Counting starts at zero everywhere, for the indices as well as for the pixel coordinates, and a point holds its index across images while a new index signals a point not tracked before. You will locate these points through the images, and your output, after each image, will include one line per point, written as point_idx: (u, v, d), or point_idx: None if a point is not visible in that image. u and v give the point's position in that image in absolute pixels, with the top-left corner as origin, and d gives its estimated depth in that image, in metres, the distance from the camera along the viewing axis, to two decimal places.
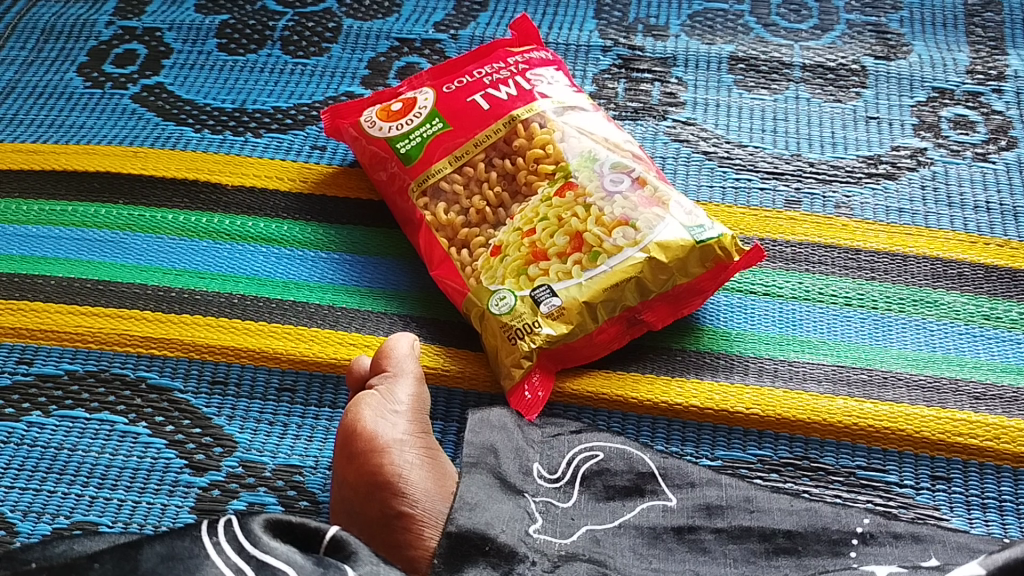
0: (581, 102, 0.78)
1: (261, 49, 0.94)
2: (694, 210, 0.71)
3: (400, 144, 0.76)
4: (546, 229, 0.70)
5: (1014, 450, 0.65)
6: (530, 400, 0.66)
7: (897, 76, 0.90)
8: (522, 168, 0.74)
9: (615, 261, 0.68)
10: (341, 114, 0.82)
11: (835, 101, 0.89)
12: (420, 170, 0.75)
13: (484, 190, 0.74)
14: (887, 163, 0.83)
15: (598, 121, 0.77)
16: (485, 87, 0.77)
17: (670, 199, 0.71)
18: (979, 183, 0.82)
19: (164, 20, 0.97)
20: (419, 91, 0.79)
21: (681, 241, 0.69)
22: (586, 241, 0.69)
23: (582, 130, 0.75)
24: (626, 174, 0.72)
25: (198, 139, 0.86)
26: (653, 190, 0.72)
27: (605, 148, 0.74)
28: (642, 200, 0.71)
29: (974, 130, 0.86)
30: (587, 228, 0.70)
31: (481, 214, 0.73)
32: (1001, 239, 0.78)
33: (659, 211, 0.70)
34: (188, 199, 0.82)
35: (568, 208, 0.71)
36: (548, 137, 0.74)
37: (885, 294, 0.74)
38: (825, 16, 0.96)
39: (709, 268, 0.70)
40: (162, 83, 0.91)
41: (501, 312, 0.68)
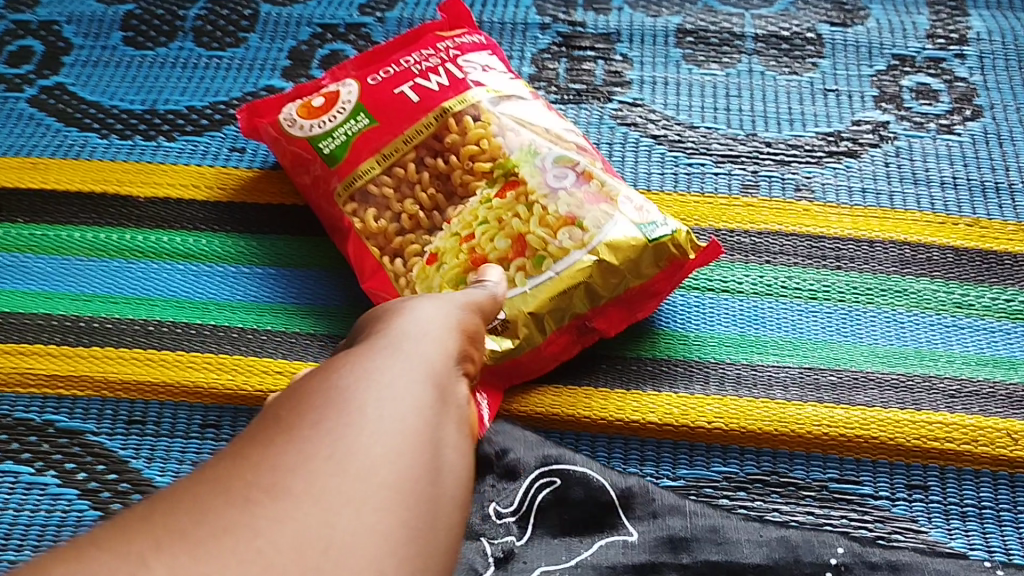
0: (520, 91, 0.72)
1: (171, 41, 0.87)
2: (644, 205, 0.66)
3: (323, 144, 0.70)
4: (486, 234, 0.65)
5: (993, 454, 0.61)
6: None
7: (854, 44, 0.85)
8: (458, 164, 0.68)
9: (564, 264, 0.63)
10: (257, 112, 0.74)
11: (791, 73, 0.83)
12: (346, 171, 0.69)
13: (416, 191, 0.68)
14: (848, 139, 0.78)
15: (536, 111, 0.71)
16: (415, 78, 0.71)
17: (618, 195, 0.66)
18: (945, 158, 0.77)
19: (62, 13, 0.89)
20: (342, 84, 0.72)
21: (631, 238, 0.63)
22: (530, 243, 0.64)
23: (520, 123, 0.69)
24: (570, 168, 0.66)
25: (105, 146, 0.79)
26: (599, 184, 0.66)
27: (543, 139, 0.68)
28: (586, 196, 0.65)
29: (937, 100, 0.81)
30: (529, 230, 0.64)
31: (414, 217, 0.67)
32: (971, 219, 0.73)
33: (606, 207, 0.65)
34: (96, 214, 0.75)
35: (508, 209, 0.65)
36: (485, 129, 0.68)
37: (852, 285, 0.69)
38: None
39: (664, 268, 0.65)
40: (63, 83, 0.83)
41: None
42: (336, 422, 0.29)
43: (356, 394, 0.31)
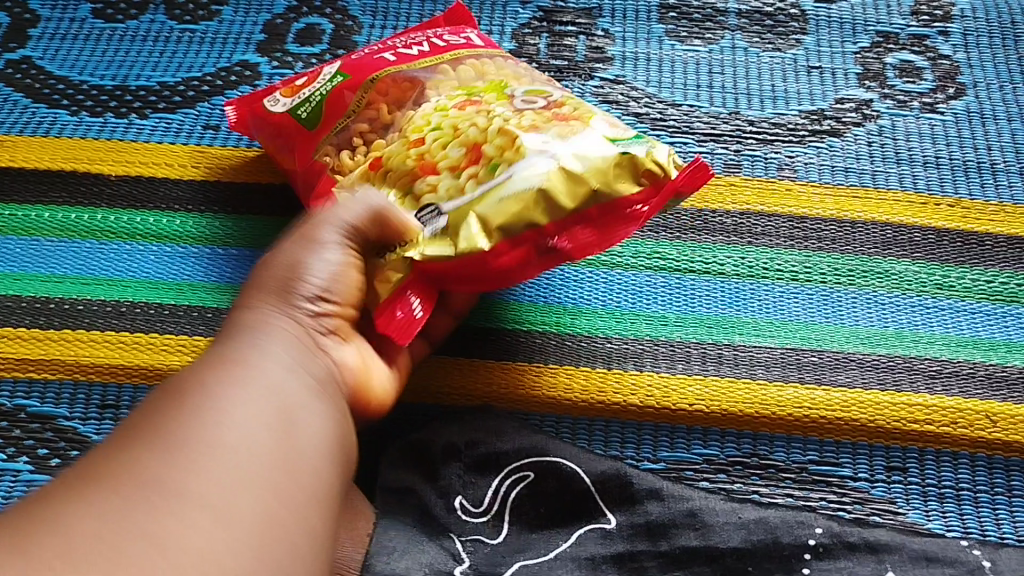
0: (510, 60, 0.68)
1: (142, 14, 0.84)
2: (623, 126, 0.62)
3: (300, 109, 0.68)
4: (440, 149, 0.61)
5: (971, 435, 0.61)
6: (401, 321, 0.57)
7: (839, 20, 0.84)
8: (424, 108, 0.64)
9: (522, 167, 0.58)
10: (242, 115, 0.73)
11: (774, 50, 0.82)
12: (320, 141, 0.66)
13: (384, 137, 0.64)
14: (831, 118, 0.78)
15: (519, 67, 0.67)
16: (397, 51, 0.68)
17: (592, 115, 0.62)
18: (929, 137, 0.76)
19: None
20: (328, 63, 0.70)
21: (605, 149, 0.59)
22: (485, 150, 0.60)
23: (495, 76, 0.66)
24: (540, 96, 0.63)
25: (75, 123, 0.77)
26: (573, 108, 0.62)
27: (518, 79, 0.65)
28: (557, 113, 0.61)
29: (921, 78, 0.80)
30: (486, 138, 0.60)
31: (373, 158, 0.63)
32: (953, 199, 0.73)
33: (578, 122, 0.61)
34: (67, 193, 0.73)
35: (467, 121, 0.62)
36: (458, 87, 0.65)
37: (834, 266, 0.69)
38: None
39: (640, 185, 0.59)
40: (30, 57, 0.81)
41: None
42: (195, 412, 0.42)
43: (204, 399, 0.43)
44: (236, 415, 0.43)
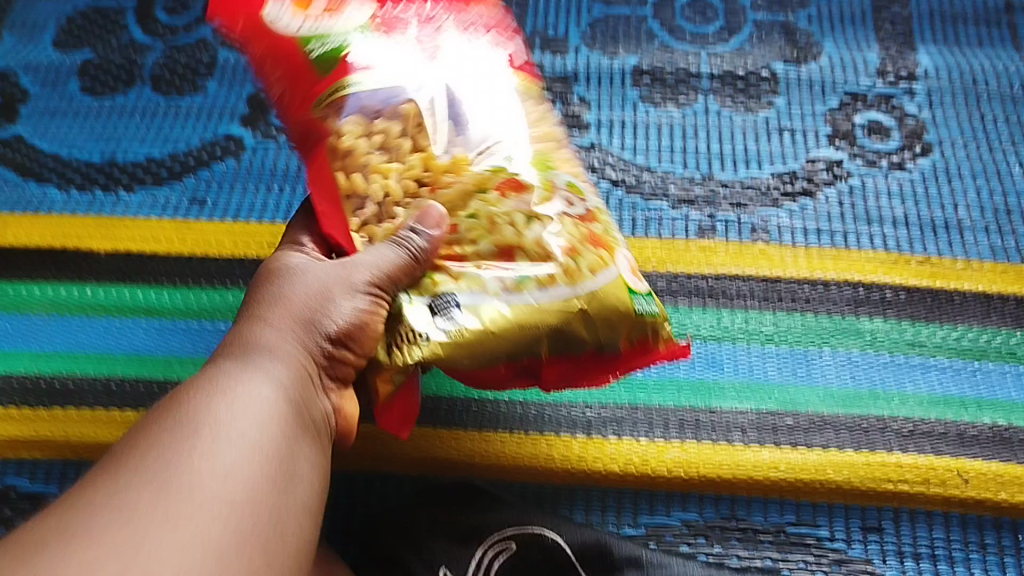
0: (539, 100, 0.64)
1: (129, 89, 0.86)
2: (638, 273, 0.60)
3: (313, 46, 0.59)
4: (473, 233, 0.56)
5: (945, 493, 0.62)
6: (399, 411, 0.58)
7: (808, 82, 0.87)
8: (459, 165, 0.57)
9: (545, 296, 0.54)
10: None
11: (745, 111, 0.85)
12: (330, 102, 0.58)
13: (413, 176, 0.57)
14: (803, 179, 0.80)
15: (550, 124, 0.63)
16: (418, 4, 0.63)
17: (618, 251, 0.59)
18: (898, 195, 0.78)
19: (18, 60, 0.88)
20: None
21: (619, 296, 0.56)
22: (519, 260, 0.55)
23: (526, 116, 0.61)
24: (579, 200, 0.59)
25: (64, 200, 0.79)
26: (603, 232, 0.59)
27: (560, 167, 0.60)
28: (592, 234, 0.57)
29: (889, 137, 0.82)
30: (524, 245, 0.55)
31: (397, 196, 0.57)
32: (922, 256, 0.75)
33: (605, 255, 0.57)
34: (56, 269, 0.75)
35: (505, 212, 0.56)
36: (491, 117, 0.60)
37: (807, 328, 0.71)
38: (733, 16, 0.92)
39: (633, 346, 0.58)
40: (21, 135, 0.83)
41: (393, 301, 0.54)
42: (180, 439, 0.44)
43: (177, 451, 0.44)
44: (238, 427, 0.45)
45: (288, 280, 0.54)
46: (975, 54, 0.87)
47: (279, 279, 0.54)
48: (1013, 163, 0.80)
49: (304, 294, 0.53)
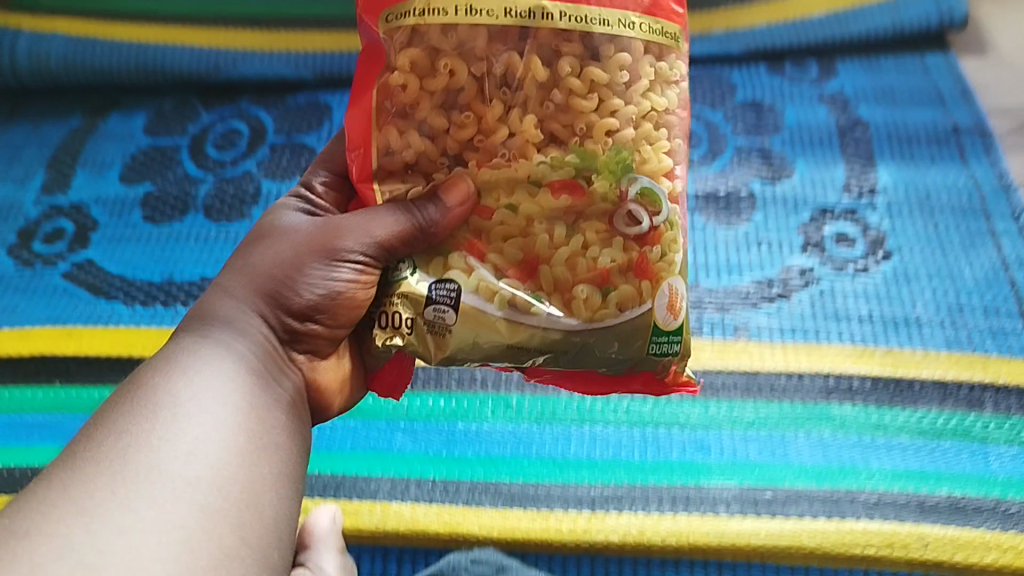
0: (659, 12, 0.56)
1: (185, 217, 0.99)
2: (681, 306, 0.58)
3: None
4: (501, 229, 0.56)
5: (908, 557, 0.71)
6: (395, 374, 0.63)
7: (782, 199, 0.98)
8: (512, 137, 0.55)
9: (550, 320, 0.55)
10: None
11: (727, 226, 0.96)
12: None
13: (457, 120, 0.55)
14: (779, 284, 0.90)
15: (657, 62, 0.56)
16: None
17: (664, 281, 0.57)
18: (863, 296, 0.89)
19: (89, 194, 1.01)
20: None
21: (640, 329, 0.56)
22: (539, 278, 0.56)
23: (626, 53, 0.55)
24: (647, 213, 0.56)
25: (130, 314, 0.90)
26: (658, 261, 0.57)
27: (640, 170, 0.56)
28: (640, 262, 0.56)
29: (855, 245, 0.93)
30: (551, 261, 0.56)
31: (433, 145, 0.56)
32: (885, 349, 0.85)
33: (645, 290, 0.56)
34: (123, 373, 0.86)
35: (549, 220, 0.56)
36: (581, 56, 0.55)
37: (785, 414, 0.80)
38: (715, 143, 1.04)
39: (643, 376, 0.59)
40: (92, 258, 0.95)
41: (399, 270, 0.56)
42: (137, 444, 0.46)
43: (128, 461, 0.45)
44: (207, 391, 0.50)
45: (275, 245, 0.58)
46: (928, 171, 0.99)
47: (268, 243, 0.59)
48: (965, 265, 0.91)
49: (283, 262, 0.57)
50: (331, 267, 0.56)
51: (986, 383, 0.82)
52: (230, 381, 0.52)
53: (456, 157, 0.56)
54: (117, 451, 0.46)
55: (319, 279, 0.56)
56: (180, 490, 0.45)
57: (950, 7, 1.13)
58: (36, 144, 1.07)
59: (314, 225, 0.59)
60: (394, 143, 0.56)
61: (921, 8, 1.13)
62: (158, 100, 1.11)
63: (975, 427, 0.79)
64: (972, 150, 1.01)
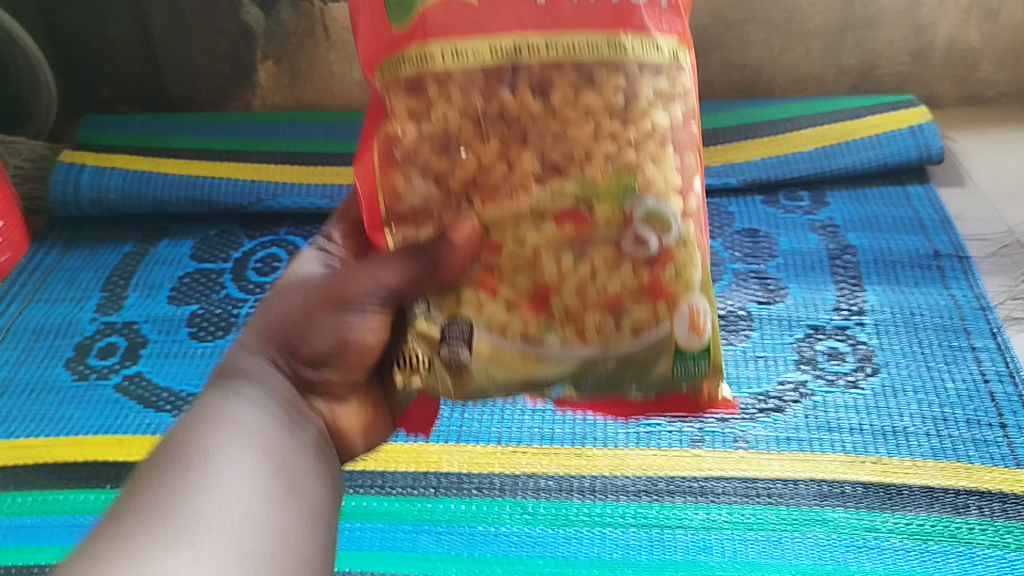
0: (658, 23, 0.51)
1: (227, 333, 1.07)
2: (706, 325, 0.54)
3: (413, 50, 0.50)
4: (511, 263, 0.52)
5: None
6: (418, 417, 0.63)
7: (777, 318, 1.06)
8: (511, 170, 0.51)
9: (564, 352, 0.54)
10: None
11: (727, 343, 1.04)
12: (395, 38, 0.51)
13: (456, 159, 0.51)
14: (775, 397, 0.97)
15: (658, 79, 0.51)
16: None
17: (681, 303, 0.53)
18: (854, 409, 0.96)
19: (140, 313, 1.11)
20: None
21: (660, 352, 0.54)
22: (550, 307, 0.53)
23: (623, 74, 0.50)
24: (656, 234, 0.51)
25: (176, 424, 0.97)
26: (673, 280, 0.53)
27: (645, 189, 0.50)
28: (654, 283, 0.52)
29: (845, 360, 1.01)
30: (561, 290, 0.52)
31: (437, 188, 0.52)
32: (875, 457, 0.91)
33: (662, 312, 0.53)
34: None
35: (556, 248, 0.51)
36: (573, 83, 0.49)
37: (782, 517, 0.86)
38: (714, 267, 1.13)
39: (663, 400, 0.57)
40: (141, 371, 1.04)
41: (415, 313, 0.55)
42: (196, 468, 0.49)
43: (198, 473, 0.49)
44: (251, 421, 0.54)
45: (293, 295, 0.59)
46: (912, 292, 1.07)
47: (288, 293, 0.59)
48: (947, 379, 0.98)
49: (297, 313, 0.57)
50: (342, 314, 0.55)
51: (970, 489, 0.88)
52: (270, 407, 0.56)
53: (461, 195, 0.52)
54: (185, 460, 0.50)
55: (329, 325, 0.56)
56: (227, 491, 0.49)
57: (928, 143, 1.23)
58: (93, 267, 1.17)
59: (331, 273, 0.58)
60: (401, 186, 0.53)
61: (902, 144, 1.24)
62: (205, 228, 1.22)
63: (961, 530, 0.85)
64: (952, 273, 1.09)
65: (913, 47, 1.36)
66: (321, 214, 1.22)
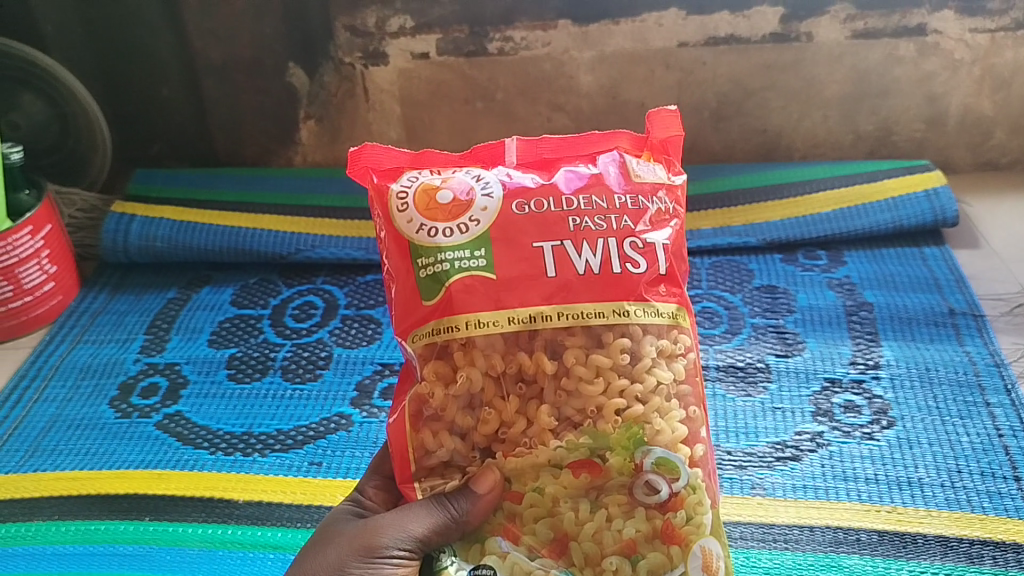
0: (656, 294, 0.64)
1: (264, 376, 1.12)
2: (718, 565, 0.61)
3: (423, 260, 0.63)
4: (532, 510, 0.61)
5: None
6: None
7: (795, 370, 1.09)
8: (530, 425, 0.62)
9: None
10: (367, 159, 0.70)
11: (745, 394, 1.07)
12: (426, 311, 0.63)
13: (481, 417, 0.63)
14: (792, 446, 1.00)
15: (658, 341, 0.63)
16: (600, 185, 0.66)
17: (695, 545, 0.60)
18: (869, 459, 0.98)
19: (182, 355, 1.16)
20: (506, 141, 0.72)
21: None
22: (570, 555, 0.60)
23: (627, 337, 0.63)
24: (666, 481, 0.61)
25: (213, 460, 1.01)
26: (684, 524, 0.61)
27: (653, 441, 0.61)
28: (666, 527, 0.60)
29: (861, 413, 1.03)
30: (579, 537, 0.60)
31: (462, 441, 0.63)
32: (890, 506, 0.93)
33: (676, 553, 0.60)
34: (205, 513, 0.96)
35: (573, 497, 0.61)
36: (585, 346, 0.63)
37: (797, 562, 0.88)
38: (734, 321, 1.17)
39: None
40: (181, 410, 1.08)
41: (440, 563, 0.62)
42: None
43: None
44: None
45: (325, 549, 0.64)
46: (927, 348, 1.10)
47: (321, 548, 0.64)
48: (962, 433, 1.00)
49: (330, 565, 0.62)
50: (374, 562, 0.61)
51: (985, 539, 0.90)
52: None
53: (486, 449, 0.63)
54: None
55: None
56: None
57: (943, 207, 1.28)
58: (137, 312, 1.24)
59: (358, 525, 0.65)
60: (430, 443, 0.63)
61: (917, 207, 1.28)
62: (245, 276, 1.28)
63: None
64: (967, 331, 1.12)
65: (928, 115, 1.40)
66: (356, 265, 1.28)
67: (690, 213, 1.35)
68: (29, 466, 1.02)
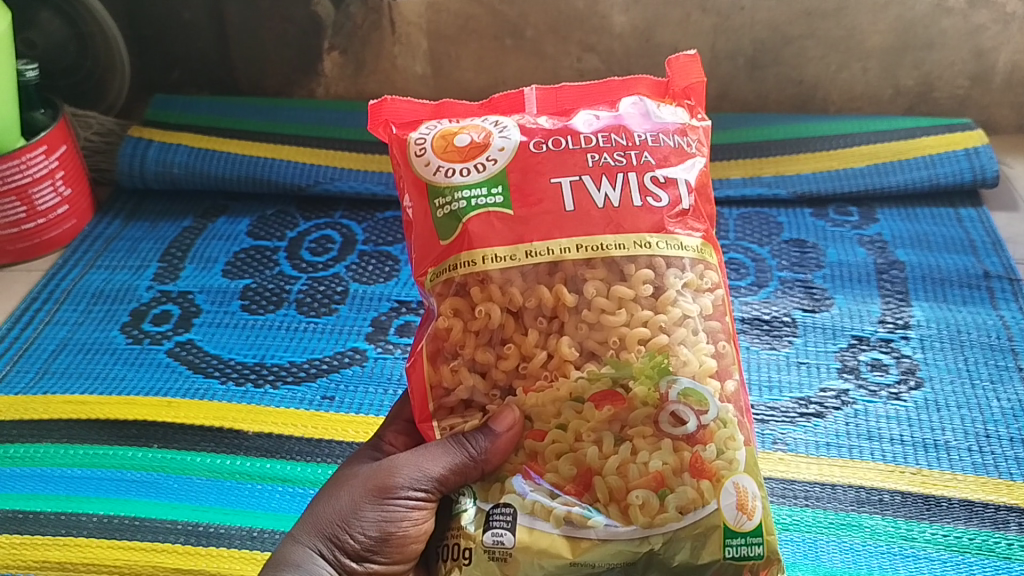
0: (681, 227, 0.61)
1: (279, 308, 1.10)
2: (753, 505, 0.57)
3: (439, 201, 0.61)
4: (554, 447, 0.59)
5: None
6: None
7: (822, 326, 1.06)
8: (550, 358, 0.60)
9: (609, 531, 0.56)
10: (389, 111, 0.68)
11: (770, 348, 1.04)
12: (442, 250, 0.61)
13: (501, 353, 0.61)
14: (816, 403, 0.98)
15: (682, 274, 0.61)
16: (620, 126, 0.63)
17: (726, 481, 0.57)
18: (895, 419, 0.95)
19: (196, 284, 1.14)
20: (524, 88, 0.69)
21: (708, 530, 0.56)
22: (594, 490, 0.57)
23: (650, 269, 0.60)
24: (693, 413, 0.58)
25: (224, 391, 1.00)
26: (714, 459, 0.57)
27: (679, 372, 0.58)
28: (694, 460, 0.57)
29: (888, 371, 1.01)
30: (603, 471, 0.57)
31: (483, 379, 0.61)
32: (915, 468, 0.90)
33: (706, 489, 0.56)
34: (214, 443, 0.94)
35: (596, 431, 0.58)
36: (606, 279, 0.60)
37: (818, 519, 0.86)
38: (761, 273, 1.14)
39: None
40: (193, 339, 1.06)
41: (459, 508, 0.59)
42: None
43: None
44: None
45: (336, 493, 0.61)
46: (960, 310, 1.07)
47: (332, 492, 0.61)
48: (992, 398, 0.97)
49: (341, 510, 0.60)
50: (388, 504, 0.59)
51: (1011, 505, 0.87)
52: None
53: (506, 387, 0.61)
54: None
55: (375, 520, 0.59)
56: None
57: (983, 166, 1.24)
58: (152, 239, 1.21)
59: (372, 467, 0.62)
60: (449, 380, 0.61)
61: (956, 165, 1.24)
62: (263, 207, 1.26)
63: (999, 545, 0.84)
64: (1002, 294, 1.09)
65: (973, 71, 1.36)
66: (376, 200, 1.25)
67: (720, 162, 1.31)
68: (39, 387, 1.01)
